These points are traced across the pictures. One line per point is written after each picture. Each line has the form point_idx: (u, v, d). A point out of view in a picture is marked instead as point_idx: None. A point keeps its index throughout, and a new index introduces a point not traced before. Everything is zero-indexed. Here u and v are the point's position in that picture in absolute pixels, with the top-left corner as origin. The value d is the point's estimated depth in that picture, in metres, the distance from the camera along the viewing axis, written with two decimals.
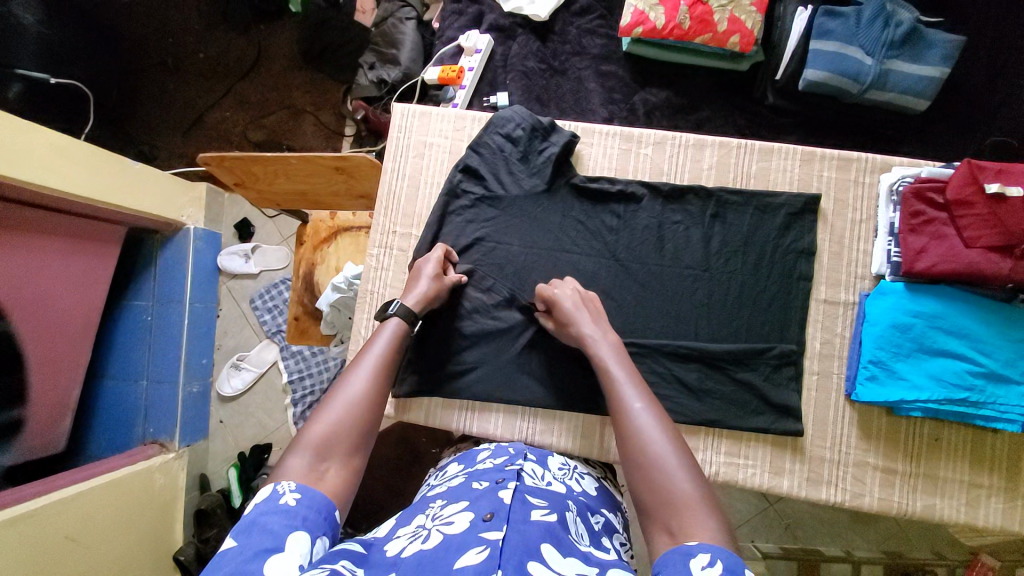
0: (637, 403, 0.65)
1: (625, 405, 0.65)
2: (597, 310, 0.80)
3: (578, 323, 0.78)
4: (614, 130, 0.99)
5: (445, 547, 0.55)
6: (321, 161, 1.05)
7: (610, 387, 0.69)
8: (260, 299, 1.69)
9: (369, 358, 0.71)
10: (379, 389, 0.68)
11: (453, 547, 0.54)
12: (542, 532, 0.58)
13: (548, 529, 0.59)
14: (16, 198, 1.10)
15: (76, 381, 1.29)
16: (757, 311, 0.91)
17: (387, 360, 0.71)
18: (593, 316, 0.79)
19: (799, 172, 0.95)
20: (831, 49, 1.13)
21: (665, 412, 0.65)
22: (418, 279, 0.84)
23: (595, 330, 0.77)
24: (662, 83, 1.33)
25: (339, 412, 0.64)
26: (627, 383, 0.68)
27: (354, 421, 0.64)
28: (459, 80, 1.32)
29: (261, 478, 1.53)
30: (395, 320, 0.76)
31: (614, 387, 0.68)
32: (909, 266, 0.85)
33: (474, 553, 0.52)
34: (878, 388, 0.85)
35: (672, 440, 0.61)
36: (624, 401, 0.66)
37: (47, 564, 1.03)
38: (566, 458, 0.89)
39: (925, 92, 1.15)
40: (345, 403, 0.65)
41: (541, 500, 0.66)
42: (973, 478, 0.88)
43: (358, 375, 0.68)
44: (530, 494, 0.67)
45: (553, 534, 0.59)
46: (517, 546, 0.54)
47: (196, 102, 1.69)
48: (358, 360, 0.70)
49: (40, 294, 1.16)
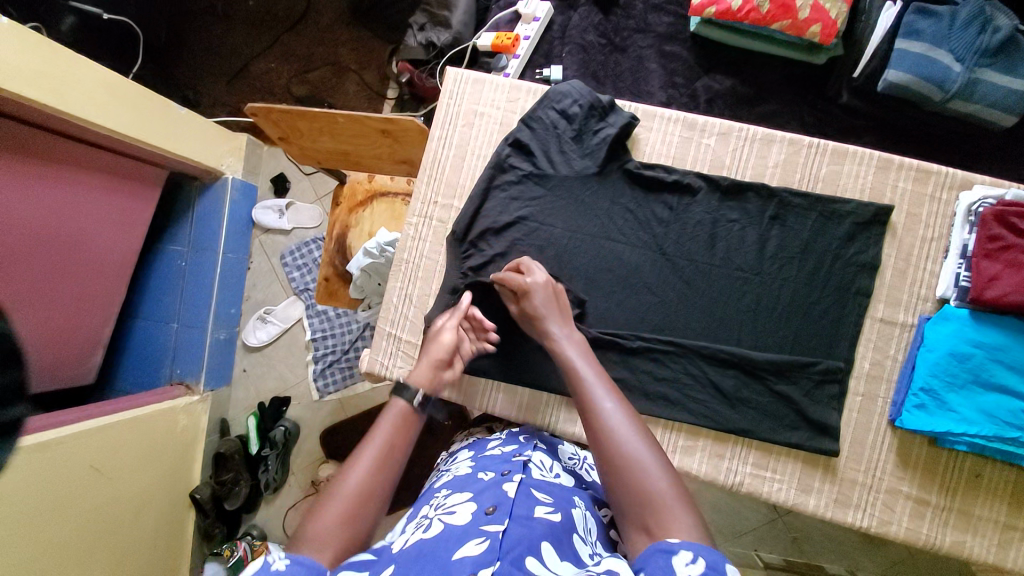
0: (609, 403, 0.63)
1: (594, 408, 0.63)
2: (565, 309, 0.78)
3: (545, 319, 0.76)
4: (676, 116, 0.94)
5: (445, 539, 0.55)
6: (368, 122, 1.02)
7: (577, 388, 0.67)
8: (291, 256, 1.69)
9: (373, 445, 0.66)
10: (377, 489, 0.63)
11: (453, 539, 0.55)
12: (544, 529, 0.56)
13: (551, 526, 0.58)
14: (59, 131, 1.11)
15: (109, 318, 1.32)
16: (806, 323, 0.87)
17: (389, 446, 0.66)
18: (561, 315, 0.77)
19: (872, 180, 0.89)
20: (917, 51, 1.04)
21: (634, 411, 0.63)
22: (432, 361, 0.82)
23: (561, 330, 0.75)
24: (728, 71, 1.26)
25: (334, 506, 0.60)
26: (597, 382, 0.66)
27: (348, 522, 0.59)
28: (513, 48, 1.26)
29: (279, 429, 1.56)
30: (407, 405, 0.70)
31: (581, 388, 0.66)
32: (977, 293, 0.79)
33: (473, 545, 0.53)
34: (925, 416, 0.81)
35: (646, 439, 0.60)
36: (591, 401, 0.64)
37: (74, 488, 1.08)
38: (576, 447, 0.88)
39: (1013, 108, 1.05)
40: (343, 496, 0.61)
41: (547, 495, 0.65)
42: (1010, 519, 0.84)
43: (360, 467, 0.63)
44: (536, 488, 0.66)
45: (555, 532, 0.57)
46: (518, 539, 0.54)
47: (244, 50, 1.67)
48: (362, 446, 0.65)
49: (81, 230, 1.18)
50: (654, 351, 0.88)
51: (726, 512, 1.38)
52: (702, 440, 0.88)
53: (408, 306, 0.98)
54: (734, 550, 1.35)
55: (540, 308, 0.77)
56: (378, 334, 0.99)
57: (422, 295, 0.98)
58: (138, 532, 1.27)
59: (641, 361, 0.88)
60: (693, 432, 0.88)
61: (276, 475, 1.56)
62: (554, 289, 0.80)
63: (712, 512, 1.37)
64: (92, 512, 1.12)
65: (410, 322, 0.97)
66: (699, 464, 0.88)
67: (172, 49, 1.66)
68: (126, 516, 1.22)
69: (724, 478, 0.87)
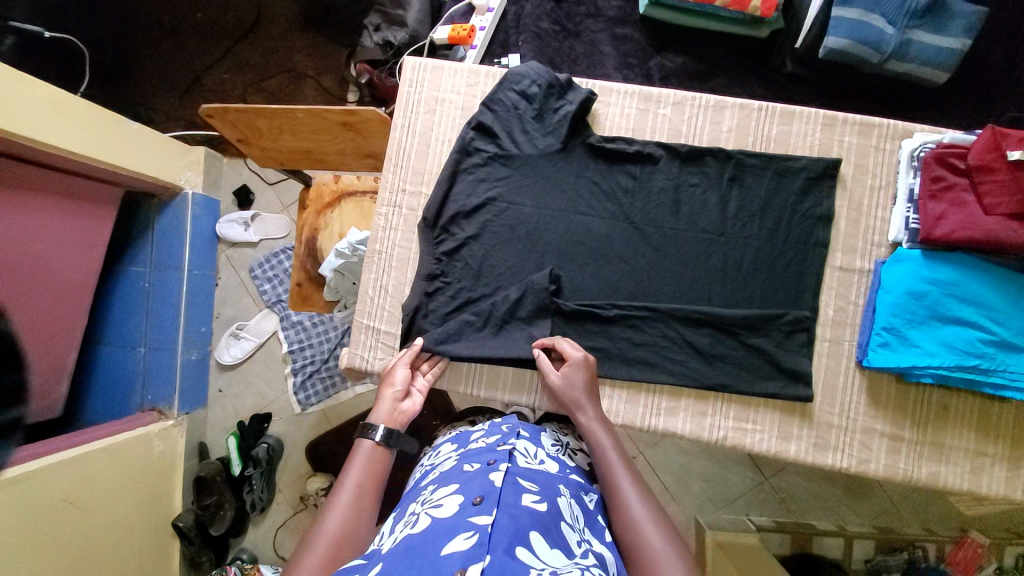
0: (635, 494, 0.68)
1: (621, 498, 0.68)
2: (596, 394, 0.82)
3: (577, 402, 0.80)
4: (632, 89, 0.96)
5: (432, 533, 0.54)
6: (328, 115, 1.02)
7: (606, 476, 0.71)
8: (260, 267, 1.64)
9: (346, 487, 0.71)
10: (356, 526, 0.67)
11: (441, 533, 0.53)
12: (532, 519, 0.57)
13: (537, 515, 0.58)
14: (3, 151, 1.05)
15: (73, 345, 1.27)
16: (771, 277, 0.90)
17: (361, 486, 0.71)
18: (594, 398, 0.82)
19: (819, 136, 0.94)
20: (852, 17, 1.10)
21: (658, 503, 0.67)
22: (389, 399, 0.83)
23: (590, 415, 0.79)
24: (678, 49, 1.30)
25: (316, 546, 0.63)
26: (624, 470, 0.71)
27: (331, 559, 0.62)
28: (469, 39, 1.26)
29: (261, 447, 1.51)
30: (375, 442, 0.76)
31: (609, 476, 0.71)
32: (927, 233, 0.84)
33: (462, 539, 0.51)
34: (890, 354, 0.85)
35: (669, 533, 0.64)
36: (619, 491, 0.69)
37: (47, 523, 1.03)
38: (557, 434, 0.88)
39: (945, 64, 1.13)
40: (323, 537, 0.64)
41: (532, 485, 0.65)
42: (978, 447, 0.88)
43: (339, 504, 0.68)
44: (522, 478, 0.66)
45: (542, 522, 0.57)
46: (506, 530, 0.53)
47: (195, 62, 1.64)
48: (337, 489, 0.70)
49: (39, 253, 1.13)
50: (632, 317, 0.90)
51: (715, 480, 1.41)
52: (684, 400, 0.91)
53: (384, 297, 0.98)
54: (726, 517, 1.38)
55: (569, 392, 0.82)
56: (356, 327, 0.98)
57: (398, 284, 0.98)
58: (118, 566, 1.21)
59: (620, 328, 0.90)
60: (675, 392, 0.91)
61: (263, 494, 1.50)
62: (591, 372, 0.84)
63: (701, 482, 1.40)
64: (69, 549, 1.07)
65: (387, 313, 0.97)
66: (684, 424, 0.90)
67: (119, 64, 1.61)
68: (105, 551, 1.16)
69: (709, 435, 0.90)
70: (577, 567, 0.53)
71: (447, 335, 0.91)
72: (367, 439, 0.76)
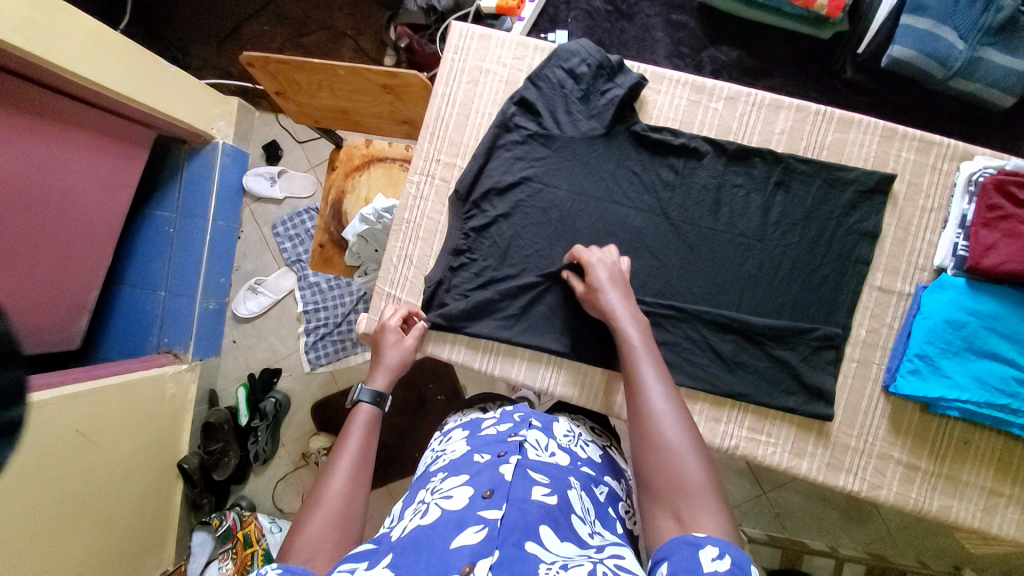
0: (656, 385, 0.64)
1: (643, 387, 0.64)
2: (628, 290, 0.77)
3: (607, 294, 0.76)
4: (685, 79, 0.93)
5: (442, 524, 0.54)
6: (370, 76, 1.00)
7: (629, 364, 0.68)
8: (283, 225, 1.64)
9: (346, 452, 0.70)
10: (358, 491, 0.67)
11: (451, 524, 0.53)
12: (542, 512, 0.56)
13: (548, 509, 0.57)
14: (41, 81, 1.05)
15: (95, 282, 1.29)
16: (806, 290, 0.88)
17: (360, 451, 0.71)
18: (621, 293, 0.76)
19: (876, 149, 0.89)
20: (923, 27, 1.04)
21: (681, 399, 0.64)
22: (384, 357, 0.83)
23: (624, 309, 0.74)
24: (734, 42, 1.25)
25: (323, 512, 0.63)
26: (648, 362, 0.67)
27: (337, 528, 0.62)
28: (517, 11, 1.22)
29: (269, 400, 1.54)
30: (371, 407, 0.76)
31: (633, 365, 0.67)
32: (975, 262, 0.80)
33: (472, 532, 0.51)
34: (919, 382, 0.82)
35: (686, 426, 0.61)
36: (641, 382, 0.65)
37: (59, 450, 1.06)
38: (571, 424, 0.87)
39: (1013, 89, 1.06)
40: (329, 502, 0.64)
41: (542, 477, 0.64)
42: (995, 486, 0.86)
43: (341, 467, 0.68)
44: (533, 470, 0.65)
45: (553, 516, 0.57)
46: (515, 525, 0.52)
47: (235, 11, 1.62)
48: (337, 453, 0.70)
49: (69, 189, 1.14)
50: (655, 315, 0.88)
51: None
52: (698, 404, 0.89)
53: (408, 267, 0.97)
54: None
55: (602, 288, 0.77)
56: (376, 295, 0.97)
57: (422, 256, 0.97)
58: (123, 502, 1.24)
59: None
60: (691, 396, 0.89)
61: (266, 446, 1.53)
62: (618, 277, 0.78)
63: None
64: (76, 479, 1.10)
65: (409, 283, 0.96)
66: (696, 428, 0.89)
67: (163, 6, 1.60)
68: (111, 484, 1.19)
69: (721, 442, 0.89)
70: (588, 558, 0.52)
71: (469, 313, 0.91)
72: (364, 404, 0.76)
